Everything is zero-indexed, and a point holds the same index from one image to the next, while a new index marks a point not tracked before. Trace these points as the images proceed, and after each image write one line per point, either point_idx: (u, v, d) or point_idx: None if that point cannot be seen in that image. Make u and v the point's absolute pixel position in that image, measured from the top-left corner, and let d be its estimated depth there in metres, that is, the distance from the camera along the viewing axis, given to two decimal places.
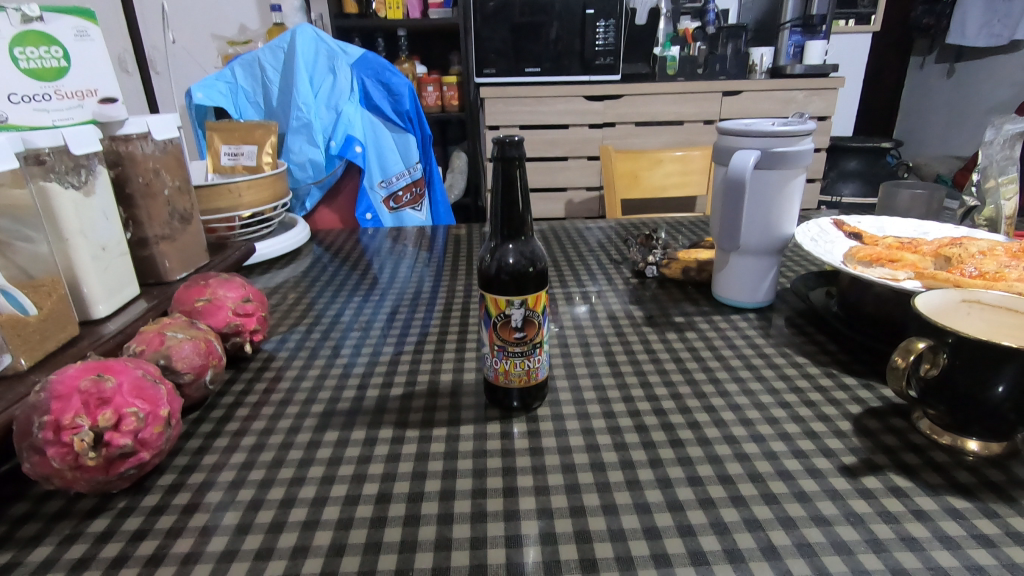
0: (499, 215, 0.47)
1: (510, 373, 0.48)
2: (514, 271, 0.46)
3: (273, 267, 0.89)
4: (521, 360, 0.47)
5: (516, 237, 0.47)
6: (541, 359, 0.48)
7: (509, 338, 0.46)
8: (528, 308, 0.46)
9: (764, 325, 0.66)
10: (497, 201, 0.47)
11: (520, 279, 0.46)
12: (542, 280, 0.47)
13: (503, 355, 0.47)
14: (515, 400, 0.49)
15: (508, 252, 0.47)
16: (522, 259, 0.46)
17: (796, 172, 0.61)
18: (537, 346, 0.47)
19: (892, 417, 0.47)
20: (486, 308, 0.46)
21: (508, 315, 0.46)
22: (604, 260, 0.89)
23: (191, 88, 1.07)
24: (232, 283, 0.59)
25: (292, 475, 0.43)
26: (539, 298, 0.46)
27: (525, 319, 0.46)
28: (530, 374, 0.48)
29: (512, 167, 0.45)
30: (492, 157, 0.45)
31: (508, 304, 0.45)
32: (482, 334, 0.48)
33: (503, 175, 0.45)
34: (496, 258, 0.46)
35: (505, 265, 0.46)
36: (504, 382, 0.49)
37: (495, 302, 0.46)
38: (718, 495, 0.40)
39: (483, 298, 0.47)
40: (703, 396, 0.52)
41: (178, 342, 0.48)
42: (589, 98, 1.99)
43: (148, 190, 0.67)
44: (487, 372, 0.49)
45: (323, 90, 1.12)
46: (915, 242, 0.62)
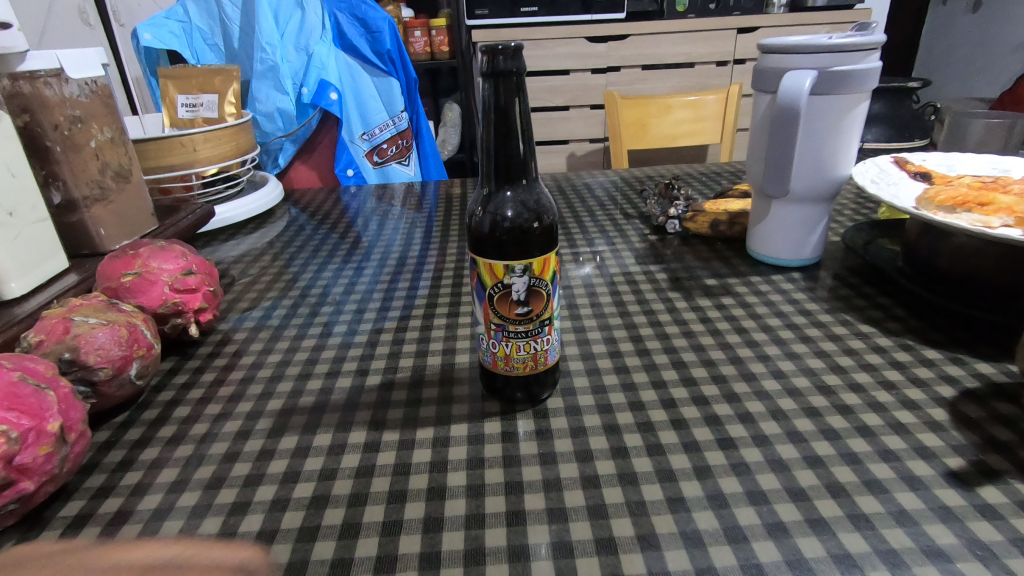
0: (492, 154, 0.36)
1: (511, 360, 0.38)
2: (514, 227, 0.35)
3: (240, 232, 0.78)
4: (525, 343, 0.37)
5: (516, 183, 0.36)
6: (550, 341, 0.38)
7: (509, 315, 0.36)
8: (533, 276, 0.35)
9: (813, 286, 0.55)
10: (490, 136, 0.35)
11: (521, 238, 0.35)
12: (551, 239, 0.36)
13: (502, 337, 0.37)
14: (517, 390, 0.39)
15: (506, 202, 0.36)
16: (524, 212, 0.35)
17: (860, 97, 0.50)
18: (545, 324, 0.37)
19: (997, 402, 0.37)
20: (479, 277, 0.36)
21: (508, 285, 0.35)
22: (616, 214, 0.78)
23: (136, 28, 0.94)
24: (169, 252, 0.48)
25: (234, 500, 0.33)
26: (547, 262, 0.36)
27: (530, 291, 0.36)
28: (536, 360, 0.38)
29: (509, 87, 0.34)
30: (481, 73, 0.34)
31: (507, 272, 0.35)
32: (475, 310, 0.38)
33: (496, 96, 0.34)
34: (490, 211, 0.36)
35: (502, 219, 0.35)
36: (504, 370, 0.39)
37: (491, 268, 0.35)
38: (791, 518, 0.30)
39: (475, 264, 0.36)
40: (752, 379, 0.41)
41: (89, 329, 0.38)
42: (591, 40, 1.82)
43: (70, 142, 0.55)
44: (482, 357, 0.39)
45: (290, 28, 0.99)
46: (1002, 182, 0.51)
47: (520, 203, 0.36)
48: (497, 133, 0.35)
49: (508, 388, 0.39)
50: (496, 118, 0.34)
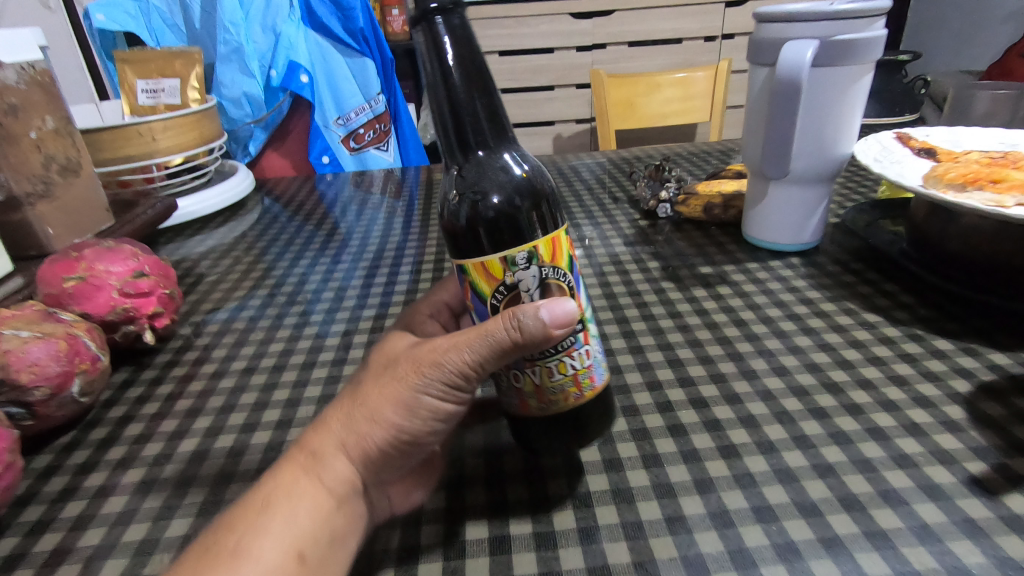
0: (450, 120, 0.31)
1: (548, 395, 0.30)
2: (499, 203, 0.29)
3: (208, 226, 0.74)
4: (559, 362, 0.29)
5: (487, 147, 0.31)
6: (592, 358, 0.31)
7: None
8: (540, 264, 0.30)
9: (814, 272, 0.52)
10: (444, 97, 0.31)
11: (510, 214, 0.29)
12: (551, 217, 0.31)
13: (526, 363, 0.29)
14: (558, 435, 0.31)
15: (479, 174, 0.30)
16: (506, 181, 0.30)
17: (864, 68, 0.46)
18: (578, 330, 0.30)
19: (1018, 398, 0.35)
20: (474, 287, 0.30)
21: (512, 283, 0.30)
22: (604, 198, 0.74)
23: (88, 8, 0.88)
24: (117, 253, 0.44)
25: (187, 533, 0.30)
26: (553, 243, 0.30)
27: (543, 286, 0.30)
28: (581, 387, 0.30)
29: (449, 34, 0.30)
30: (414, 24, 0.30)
31: (509, 268, 0.29)
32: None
33: (437, 48, 0.30)
34: (467, 194, 0.30)
35: (479, 196, 0.30)
36: (541, 413, 0.30)
37: (489, 267, 0.29)
38: (803, 539, 0.27)
39: (465, 272, 0.31)
40: (752, 376, 0.39)
41: (20, 343, 0.34)
42: (576, 16, 1.76)
43: (8, 133, 0.50)
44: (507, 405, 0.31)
45: (255, 7, 0.93)
46: (1012, 157, 0.48)
47: (498, 171, 0.30)
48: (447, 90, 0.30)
49: (547, 435, 0.31)
50: (443, 74, 0.30)
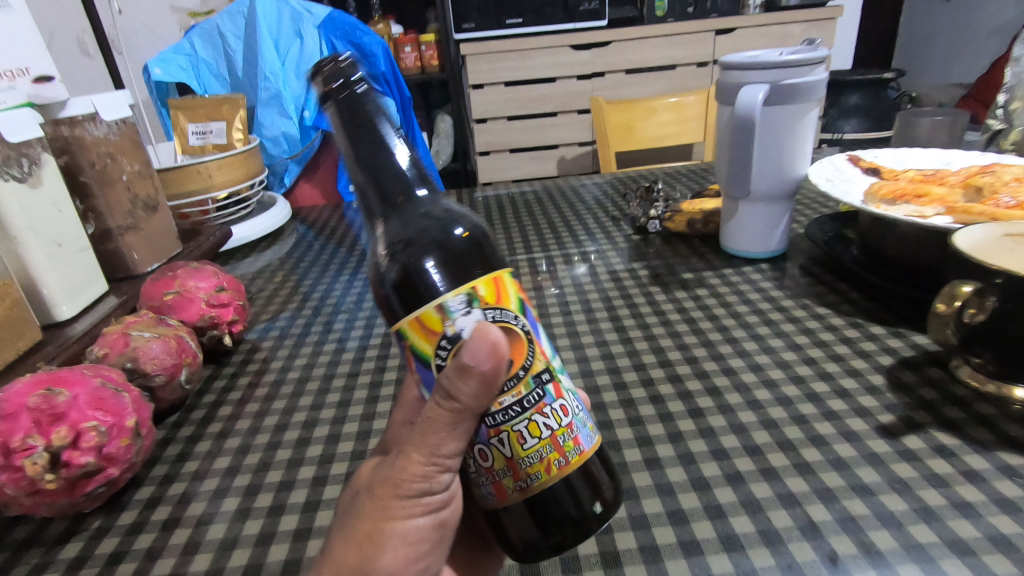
0: (368, 173, 0.32)
1: (524, 467, 0.28)
2: (422, 248, 0.29)
3: (255, 250, 0.84)
4: (529, 423, 0.28)
5: (410, 200, 0.31)
6: (570, 417, 0.29)
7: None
8: (482, 306, 0.28)
9: (779, 276, 0.61)
10: (356, 153, 0.32)
11: (437, 254, 0.29)
12: (488, 260, 0.30)
13: (490, 433, 0.28)
14: (546, 524, 0.29)
15: (407, 226, 0.30)
16: (426, 222, 0.30)
17: (809, 106, 0.56)
18: (546, 382, 0.29)
19: (929, 368, 0.43)
20: (416, 351, 0.29)
21: (454, 336, 0.28)
22: (602, 217, 0.83)
23: (147, 64, 1.03)
24: (203, 272, 0.54)
25: (281, 479, 0.39)
26: (494, 283, 0.29)
27: (494, 328, 0.28)
28: (564, 452, 0.29)
29: (352, 96, 0.32)
30: (326, 99, 0.32)
31: (449, 317, 0.27)
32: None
33: (353, 114, 0.32)
34: (403, 247, 0.29)
35: (401, 242, 0.29)
36: (521, 493, 0.29)
37: (426, 322, 0.28)
38: (746, 470, 0.36)
39: (404, 340, 0.29)
40: (720, 358, 0.48)
41: (145, 342, 0.44)
42: (576, 48, 1.89)
43: (105, 177, 0.61)
44: (483, 495, 0.30)
45: (291, 57, 1.09)
46: (940, 174, 0.57)
47: (421, 217, 0.30)
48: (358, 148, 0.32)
49: (532, 527, 0.29)
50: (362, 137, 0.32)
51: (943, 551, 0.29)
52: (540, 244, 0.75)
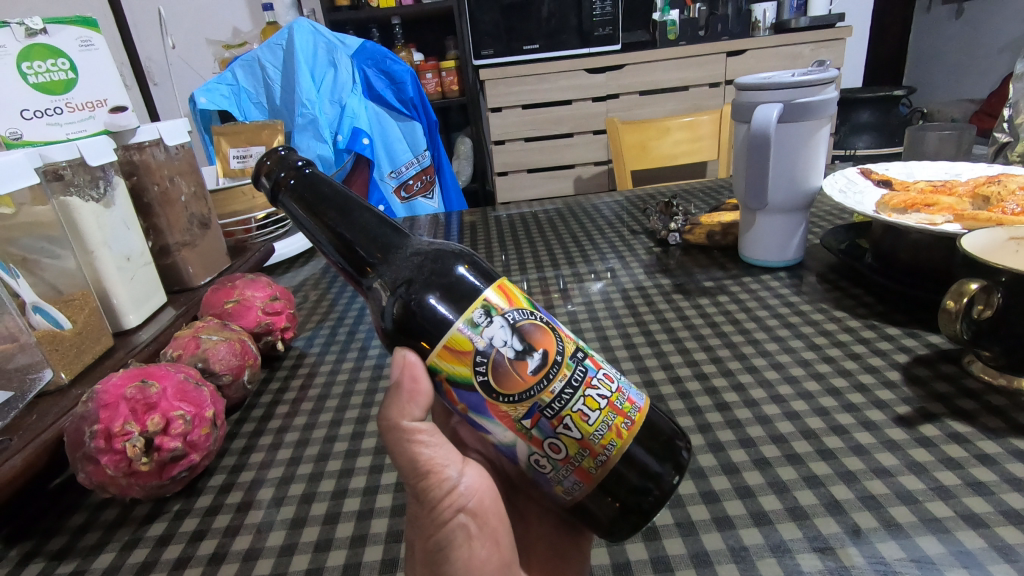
0: (337, 236, 0.32)
1: (598, 442, 0.30)
2: (422, 284, 0.30)
3: (294, 265, 0.89)
4: (586, 398, 0.30)
5: (392, 244, 0.32)
6: (616, 382, 0.31)
7: (526, 383, 0.29)
8: (502, 313, 0.30)
9: (797, 283, 0.64)
10: (321, 226, 0.33)
11: (440, 287, 0.30)
12: (488, 276, 0.32)
13: (554, 424, 0.29)
14: (630, 489, 0.31)
15: (400, 265, 0.31)
16: (419, 259, 0.31)
17: (821, 123, 0.60)
18: (582, 359, 0.31)
19: (942, 364, 0.46)
20: (450, 378, 0.30)
21: (485, 349, 0.29)
22: (623, 232, 0.87)
23: (194, 93, 1.13)
24: (258, 282, 0.58)
25: (341, 467, 0.43)
26: (501, 287, 0.30)
27: (522, 333, 0.29)
28: (626, 414, 0.31)
29: (305, 181, 0.33)
30: (274, 195, 0.34)
31: (481, 331, 0.29)
32: (497, 437, 0.30)
33: (302, 195, 0.33)
34: (402, 288, 0.30)
35: (403, 281, 0.31)
36: (603, 468, 0.30)
37: (456, 346, 0.29)
38: (772, 455, 0.39)
39: (439, 374, 0.30)
40: (744, 358, 0.51)
41: (213, 344, 0.48)
42: (591, 71, 1.95)
43: (165, 198, 0.66)
44: (565, 490, 0.31)
45: (325, 84, 1.16)
46: (949, 185, 0.60)
47: (410, 256, 0.32)
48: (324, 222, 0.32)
49: (621, 495, 0.31)
50: (322, 208, 0.33)
51: (957, 523, 0.32)
52: (565, 258, 0.78)
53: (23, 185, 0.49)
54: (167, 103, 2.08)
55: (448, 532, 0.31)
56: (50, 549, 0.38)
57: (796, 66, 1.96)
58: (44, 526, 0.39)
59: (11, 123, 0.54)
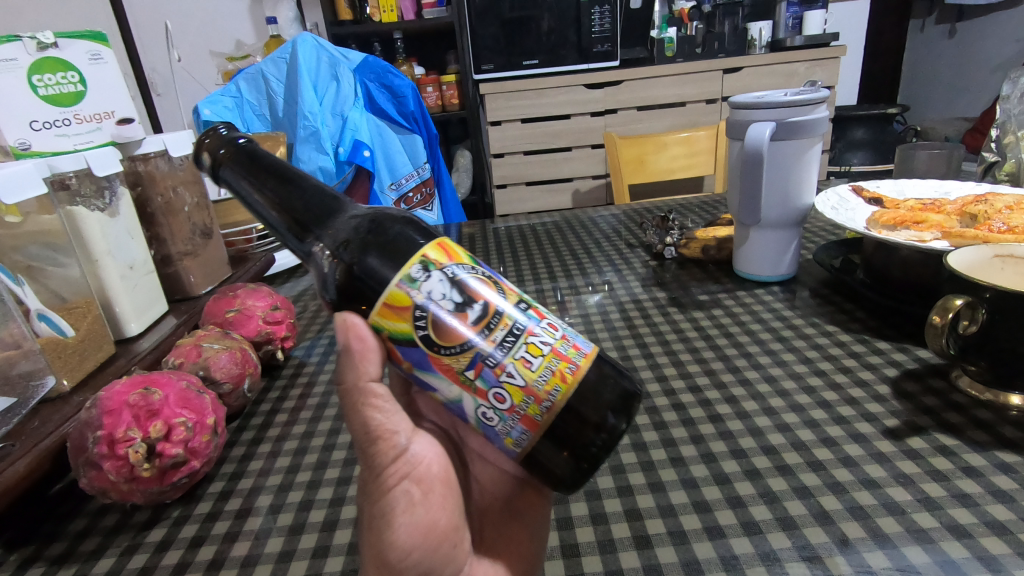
0: (281, 206, 0.35)
1: (542, 388, 0.30)
2: (359, 244, 0.32)
3: (294, 275, 0.89)
4: (528, 345, 0.31)
5: (331, 209, 0.35)
6: (561, 331, 0.32)
7: (464, 336, 0.30)
8: (439, 267, 0.31)
9: (790, 297, 0.65)
10: (264, 198, 0.36)
11: (372, 244, 0.32)
12: (429, 234, 0.33)
13: (497, 373, 0.30)
14: (579, 440, 0.33)
15: (339, 227, 0.33)
16: (356, 221, 0.34)
17: (811, 141, 0.61)
18: (524, 309, 0.32)
19: (931, 378, 0.47)
20: (393, 335, 0.31)
21: (423, 304, 0.30)
22: (620, 245, 0.88)
23: (198, 105, 1.14)
24: (259, 292, 0.59)
25: (338, 475, 0.43)
26: (441, 246, 0.32)
27: (461, 286, 0.31)
28: (571, 359, 0.31)
29: (247, 159, 0.37)
30: (219, 173, 0.37)
31: (418, 285, 0.30)
32: (443, 394, 0.31)
33: (243, 170, 0.36)
34: (340, 248, 0.33)
35: (340, 240, 0.33)
36: (549, 415, 0.31)
37: (394, 303, 0.30)
38: (763, 466, 0.39)
39: (382, 334, 0.31)
40: (737, 370, 0.52)
41: (214, 353, 0.49)
42: (590, 86, 1.98)
43: (169, 208, 0.67)
44: (515, 442, 0.32)
45: (328, 98, 1.18)
46: (937, 203, 0.61)
47: (349, 220, 0.34)
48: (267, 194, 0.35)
49: (575, 448, 0.33)
50: (263, 181, 0.36)
51: (942, 534, 0.33)
52: (562, 271, 0.79)
53: (31, 195, 0.50)
54: (169, 114, 2.10)
55: (392, 496, 0.31)
56: (50, 554, 0.38)
57: (791, 83, 1.98)
58: (44, 532, 0.40)
59: (19, 133, 0.54)
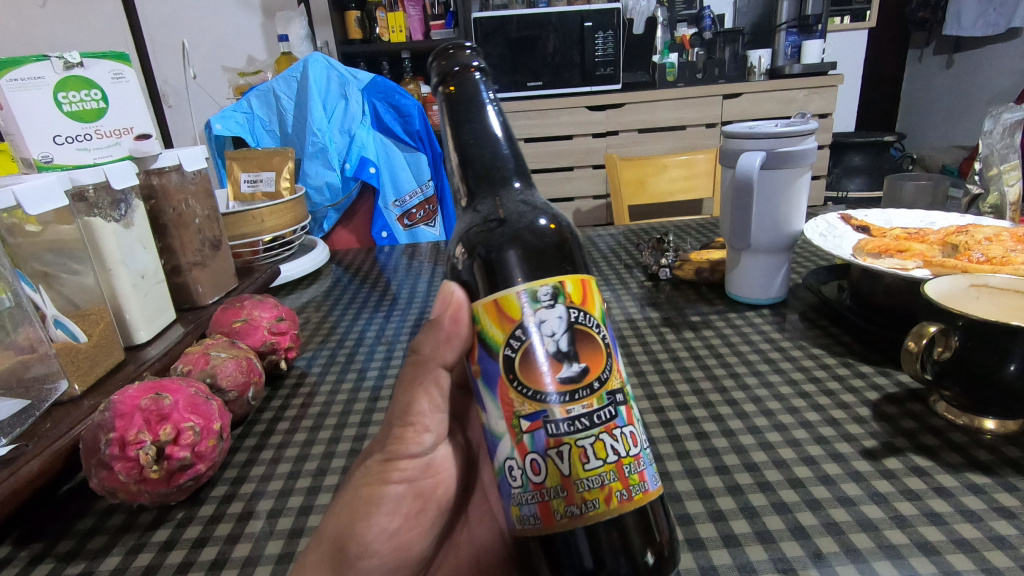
0: (467, 153, 0.36)
1: (581, 491, 0.31)
2: (512, 232, 0.34)
3: (298, 287, 0.92)
4: (597, 441, 0.32)
5: (511, 184, 0.36)
6: (637, 450, 0.33)
7: (547, 386, 0.32)
8: (566, 305, 0.33)
9: (780, 320, 0.67)
10: (457, 138, 0.36)
11: (515, 238, 0.34)
12: (575, 265, 0.35)
13: (550, 444, 0.32)
14: (589, 568, 0.31)
15: (507, 205, 0.35)
16: (523, 208, 0.35)
17: (801, 170, 0.64)
18: (618, 404, 0.33)
19: (910, 402, 0.49)
20: (484, 337, 0.33)
21: (529, 327, 0.32)
22: (616, 265, 0.91)
23: (211, 120, 1.19)
24: (266, 303, 0.61)
25: (337, 481, 0.45)
26: (581, 284, 0.34)
27: (575, 339, 0.33)
28: (627, 485, 0.32)
29: (467, 84, 0.36)
30: (439, 85, 0.36)
31: (529, 314, 0.32)
32: (492, 422, 0.33)
33: (457, 96, 0.36)
34: (508, 222, 0.34)
35: (496, 221, 0.34)
36: (570, 520, 0.31)
37: (506, 310, 0.32)
38: (745, 482, 0.41)
39: (477, 326, 0.34)
40: (724, 390, 0.53)
41: (221, 361, 0.51)
42: (592, 108, 2.02)
43: (180, 220, 0.69)
44: (523, 515, 0.32)
45: (336, 115, 1.22)
46: (921, 232, 0.64)
47: (519, 203, 0.35)
48: (460, 131, 0.36)
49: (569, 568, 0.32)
50: (467, 122, 0.36)
51: (912, 550, 0.34)
52: None
53: (53, 207, 0.52)
54: (179, 125, 2.15)
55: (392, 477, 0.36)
56: (58, 551, 0.39)
57: (789, 110, 2.02)
58: (53, 530, 0.41)
59: (43, 147, 0.57)
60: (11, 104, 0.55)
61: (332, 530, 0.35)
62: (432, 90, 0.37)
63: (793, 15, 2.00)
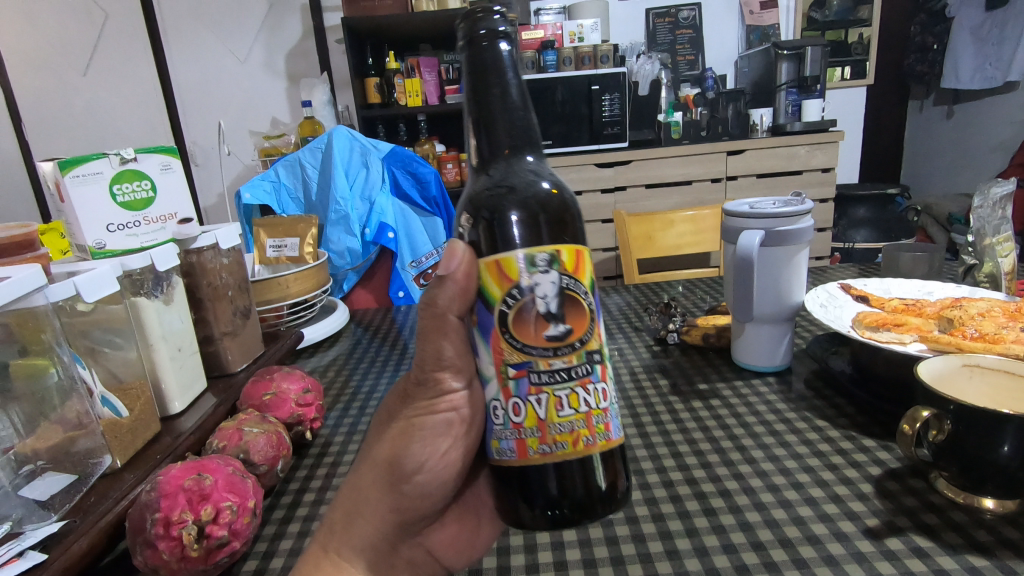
0: (484, 118, 0.39)
1: (553, 433, 0.38)
2: (518, 198, 0.37)
3: (319, 349, 0.96)
4: (571, 394, 0.38)
5: (524, 151, 0.39)
6: (606, 404, 0.39)
7: (532, 339, 0.37)
8: (559, 271, 0.37)
9: (786, 388, 0.69)
10: (478, 101, 0.38)
11: (523, 205, 0.37)
12: (574, 235, 0.39)
13: (531, 391, 0.37)
14: (553, 496, 0.38)
15: (521, 170, 0.39)
16: (529, 175, 0.39)
17: (797, 248, 0.67)
18: (594, 361, 0.39)
19: (911, 478, 0.51)
20: (484, 293, 0.38)
21: (524, 287, 0.37)
22: (626, 327, 0.94)
23: (241, 188, 1.27)
24: (293, 374, 0.65)
25: None
26: (576, 254, 0.38)
27: (564, 303, 0.37)
28: (593, 431, 0.39)
29: (491, 47, 0.38)
30: (465, 41, 0.38)
31: (523, 275, 0.36)
32: (483, 366, 0.39)
33: (478, 59, 0.38)
34: (516, 188, 0.38)
35: (506, 187, 0.38)
36: (541, 456, 0.38)
37: (505, 271, 0.37)
38: (752, 562, 0.43)
39: (479, 283, 0.38)
40: (731, 464, 0.55)
41: (254, 436, 0.54)
42: (600, 165, 2.10)
43: (214, 293, 0.74)
44: (502, 447, 0.39)
45: (357, 183, 1.30)
46: (918, 304, 0.67)
47: (527, 172, 0.39)
48: (484, 94, 0.38)
49: (539, 497, 0.38)
50: (489, 88, 0.38)
51: None
52: None
53: (104, 292, 0.57)
54: (204, 183, 2.26)
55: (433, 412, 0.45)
56: None
57: (792, 165, 2.08)
58: None
59: (97, 235, 0.63)
60: (72, 199, 0.62)
61: (385, 454, 0.45)
62: (457, 49, 0.40)
63: (792, 75, 2.07)
